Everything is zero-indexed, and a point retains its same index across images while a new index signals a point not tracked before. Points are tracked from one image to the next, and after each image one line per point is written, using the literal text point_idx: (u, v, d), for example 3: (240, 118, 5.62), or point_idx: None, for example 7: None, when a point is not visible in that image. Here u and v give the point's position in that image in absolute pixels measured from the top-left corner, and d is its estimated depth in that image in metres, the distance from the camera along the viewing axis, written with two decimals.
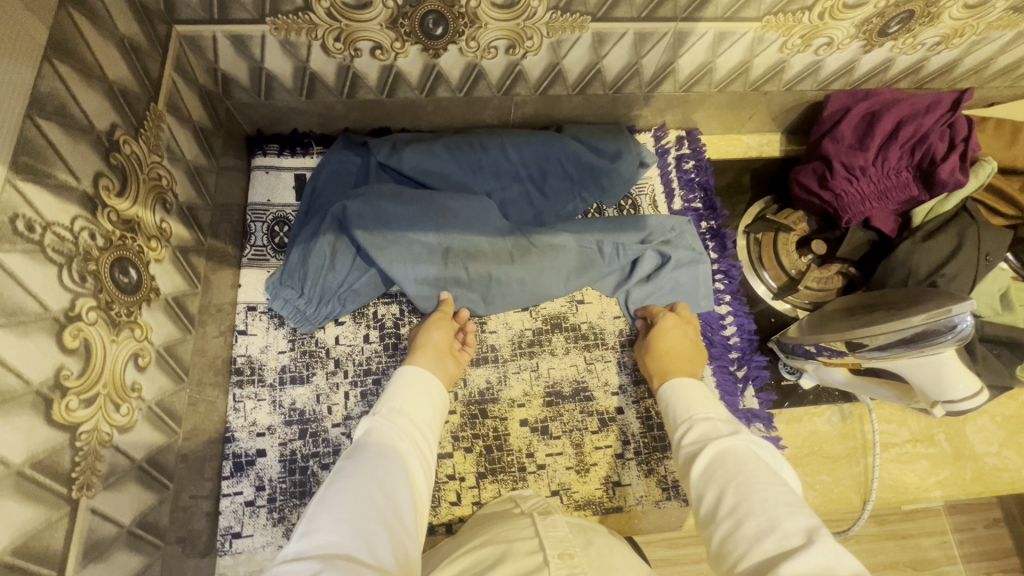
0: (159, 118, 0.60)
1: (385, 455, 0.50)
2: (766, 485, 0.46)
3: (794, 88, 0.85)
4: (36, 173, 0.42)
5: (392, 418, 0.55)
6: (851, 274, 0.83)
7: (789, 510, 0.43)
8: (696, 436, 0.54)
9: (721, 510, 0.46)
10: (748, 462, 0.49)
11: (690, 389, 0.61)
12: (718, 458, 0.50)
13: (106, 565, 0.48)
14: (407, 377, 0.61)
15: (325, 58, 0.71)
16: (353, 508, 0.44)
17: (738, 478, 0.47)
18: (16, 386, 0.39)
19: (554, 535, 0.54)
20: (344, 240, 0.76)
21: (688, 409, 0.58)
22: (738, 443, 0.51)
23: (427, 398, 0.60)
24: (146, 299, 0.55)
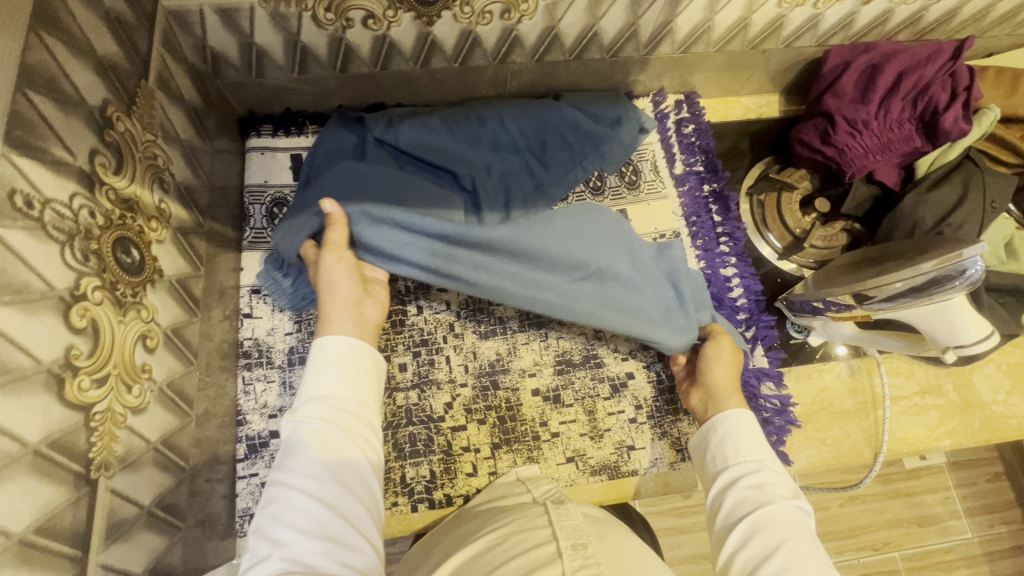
0: (150, 97, 0.58)
1: (314, 454, 0.51)
2: (813, 557, 0.51)
3: (792, 45, 0.84)
4: (31, 148, 0.41)
5: (316, 407, 0.54)
6: (856, 231, 0.83)
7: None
8: (751, 484, 0.57)
9: (765, 566, 0.51)
10: (798, 530, 0.53)
11: (750, 426, 0.62)
12: (770, 514, 0.54)
13: (129, 545, 0.48)
14: (328, 354, 0.58)
15: (316, 30, 0.69)
16: (293, 512, 0.48)
17: (792, 546, 0.51)
18: (27, 364, 0.38)
19: (567, 525, 0.54)
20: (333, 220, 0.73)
21: (747, 450, 0.60)
22: (792, 506, 0.55)
23: (354, 377, 0.58)
24: (150, 281, 0.54)
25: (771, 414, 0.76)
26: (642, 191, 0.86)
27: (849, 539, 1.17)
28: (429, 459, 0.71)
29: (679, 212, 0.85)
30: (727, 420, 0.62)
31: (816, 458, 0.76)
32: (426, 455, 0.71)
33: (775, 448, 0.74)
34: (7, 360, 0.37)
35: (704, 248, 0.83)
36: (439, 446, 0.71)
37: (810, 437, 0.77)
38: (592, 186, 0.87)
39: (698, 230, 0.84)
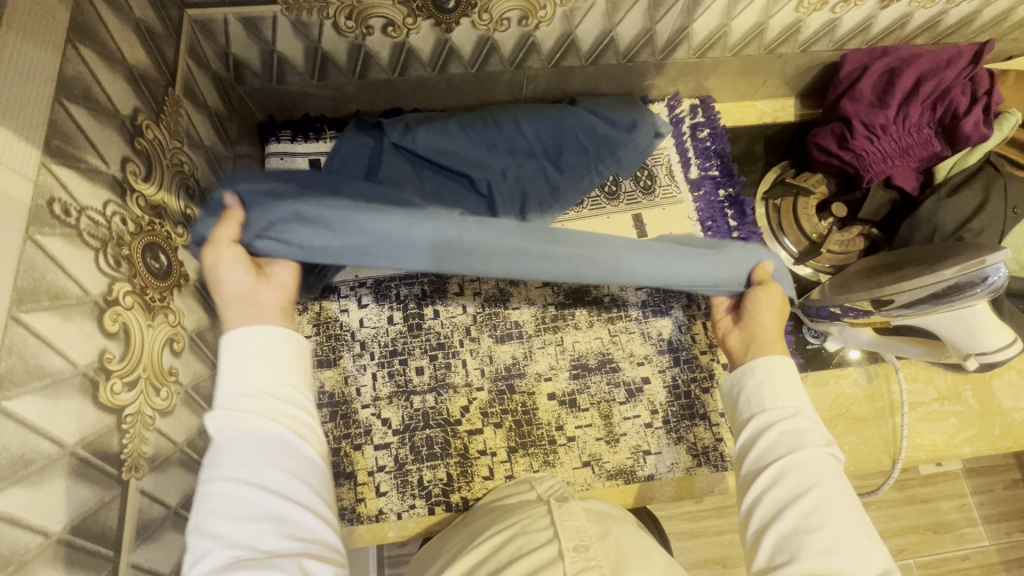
0: (177, 104, 0.59)
1: (253, 449, 0.45)
2: (846, 505, 0.48)
3: (809, 49, 0.84)
4: (67, 157, 0.42)
5: (242, 401, 0.47)
6: (873, 235, 0.83)
7: (863, 537, 0.46)
8: (784, 429, 0.53)
9: (793, 509, 0.48)
10: (830, 477, 0.50)
11: (788, 371, 0.57)
12: (803, 462, 0.50)
13: (157, 545, 0.49)
14: (250, 336, 0.50)
15: (337, 37, 0.70)
16: (234, 513, 0.42)
17: (821, 492, 0.48)
18: (64, 368, 0.39)
19: (569, 525, 0.54)
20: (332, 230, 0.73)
21: (785, 396, 0.55)
22: (826, 453, 0.52)
23: (279, 353, 0.51)
24: (177, 285, 0.55)
25: None
26: (657, 195, 0.87)
27: None
28: (446, 461, 0.71)
29: (695, 217, 0.85)
30: (766, 365, 0.57)
31: None
32: (443, 458, 0.71)
33: None
34: (47, 364, 0.38)
35: None
36: (455, 449, 0.72)
37: None
38: (607, 191, 0.87)
39: (713, 236, 0.84)
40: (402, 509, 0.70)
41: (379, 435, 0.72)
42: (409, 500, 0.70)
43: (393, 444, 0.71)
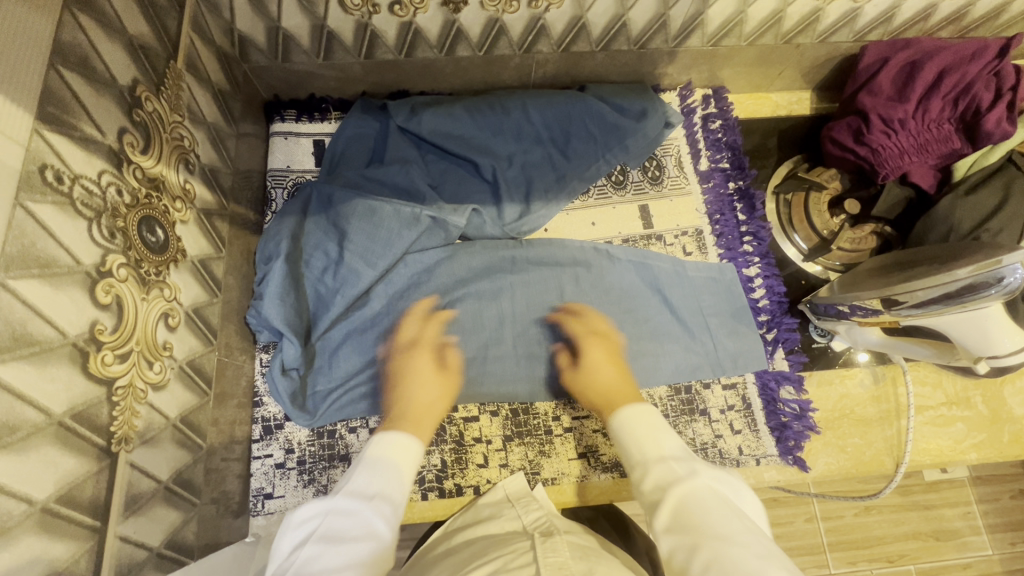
0: (178, 78, 0.59)
1: (363, 545, 0.46)
2: (731, 528, 0.45)
3: (828, 40, 0.81)
4: (62, 124, 0.41)
5: (378, 502, 0.50)
6: (887, 233, 0.80)
7: (759, 560, 0.42)
8: (656, 481, 0.52)
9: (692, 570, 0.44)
10: (710, 512, 0.47)
11: (644, 418, 0.57)
12: (687, 511, 0.48)
13: (146, 518, 0.49)
14: (391, 446, 0.55)
15: (343, 15, 0.69)
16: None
17: (707, 538, 0.45)
18: (53, 337, 0.39)
19: (552, 562, 0.48)
20: (320, 240, 0.73)
21: (639, 452, 0.55)
22: (703, 483, 0.50)
23: (400, 469, 0.54)
24: (174, 261, 0.55)
25: (790, 418, 0.75)
26: (665, 186, 0.85)
27: (862, 549, 1.15)
28: (441, 448, 0.71)
29: (702, 209, 0.84)
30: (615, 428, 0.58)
31: (833, 466, 0.74)
32: (437, 444, 0.71)
33: (792, 453, 0.73)
34: (35, 332, 0.37)
35: (727, 248, 0.82)
36: (451, 436, 0.72)
37: (829, 443, 0.75)
38: (614, 180, 0.85)
39: (721, 230, 0.83)
40: None
41: (374, 420, 0.71)
42: None
43: None
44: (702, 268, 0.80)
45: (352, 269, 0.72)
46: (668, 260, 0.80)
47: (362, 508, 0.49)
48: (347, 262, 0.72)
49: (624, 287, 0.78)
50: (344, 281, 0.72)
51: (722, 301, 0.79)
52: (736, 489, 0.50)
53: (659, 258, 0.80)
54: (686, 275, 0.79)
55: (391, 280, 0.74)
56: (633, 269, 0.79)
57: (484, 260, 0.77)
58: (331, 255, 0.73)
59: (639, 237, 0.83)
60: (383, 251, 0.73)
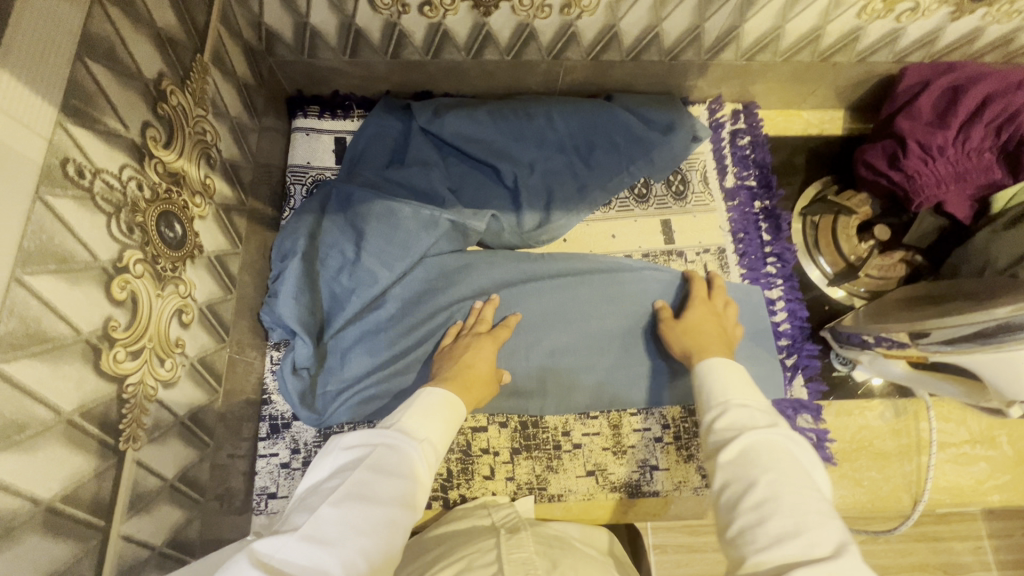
0: (204, 72, 0.58)
1: (404, 479, 0.45)
2: (791, 476, 0.41)
3: (866, 59, 0.79)
4: (86, 117, 0.41)
5: (423, 446, 0.49)
6: (917, 263, 0.78)
7: (818, 517, 0.38)
8: (729, 422, 0.47)
9: (743, 504, 0.40)
10: (781, 460, 0.42)
11: (731, 372, 0.53)
12: (751, 451, 0.43)
13: (149, 517, 0.48)
14: (432, 399, 0.54)
15: (372, 13, 0.68)
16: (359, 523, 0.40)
17: (765, 481, 0.41)
18: (66, 334, 0.38)
19: (517, 557, 0.48)
20: (337, 240, 0.72)
21: (721, 394, 0.50)
22: (778, 435, 0.44)
23: (444, 421, 0.53)
24: (191, 256, 0.54)
25: None
26: (689, 202, 0.83)
27: None
28: (448, 457, 0.70)
29: (727, 228, 0.82)
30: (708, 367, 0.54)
31: (848, 499, 0.73)
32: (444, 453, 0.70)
33: None
34: (48, 329, 0.37)
35: (750, 269, 0.80)
36: (458, 445, 0.71)
37: (846, 476, 0.73)
38: (637, 194, 0.84)
39: (745, 250, 0.81)
40: None
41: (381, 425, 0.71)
42: None
43: None
44: (727, 287, 0.78)
45: (369, 270, 0.71)
46: (690, 278, 0.78)
47: (409, 446, 0.48)
48: (364, 262, 0.71)
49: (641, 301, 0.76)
50: (360, 282, 0.71)
51: (745, 322, 0.76)
52: (812, 454, 0.45)
53: (680, 275, 0.77)
54: (710, 293, 0.77)
55: (407, 282, 0.73)
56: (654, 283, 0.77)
57: (504, 270, 0.76)
58: (348, 255, 0.72)
59: (660, 252, 0.81)
60: (401, 253, 0.72)
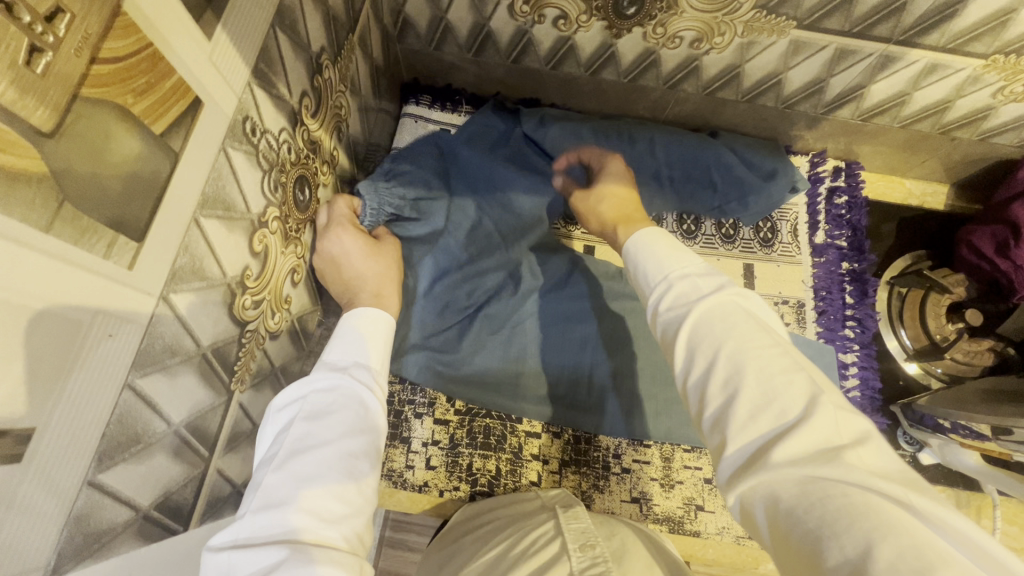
0: (351, 50, 0.61)
1: (347, 412, 0.43)
2: (765, 357, 0.37)
3: (988, 139, 0.77)
4: (266, 80, 0.44)
5: (354, 372, 0.46)
6: (1007, 354, 0.76)
7: (784, 379, 0.36)
8: (673, 301, 0.43)
9: (710, 381, 0.37)
10: (740, 328, 0.39)
11: (662, 244, 0.49)
12: (706, 322, 0.40)
13: (237, 457, 0.51)
14: (364, 320, 0.51)
15: (508, 18, 0.71)
16: (321, 469, 0.38)
17: (728, 352, 0.38)
18: (217, 275, 0.41)
19: (574, 527, 0.50)
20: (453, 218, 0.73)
21: (658, 269, 0.47)
22: (728, 295, 0.42)
23: (383, 341, 0.51)
24: (311, 220, 0.58)
25: None
26: (775, 250, 0.83)
27: None
28: (499, 455, 0.72)
29: (810, 283, 0.81)
30: (640, 244, 0.50)
31: None
32: (495, 451, 0.72)
33: None
34: (207, 269, 0.39)
35: (827, 328, 0.79)
36: (509, 447, 0.72)
37: None
38: (724, 233, 0.84)
39: (825, 308, 0.79)
40: (445, 488, 0.70)
41: (440, 411, 0.73)
42: (453, 481, 0.71)
43: (451, 422, 0.72)
44: (803, 344, 0.76)
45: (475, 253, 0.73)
46: None
47: (341, 380, 0.45)
48: (468, 245, 0.73)
49: None
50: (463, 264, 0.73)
51: None
52: (760, 304, 0.43)
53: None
54: None
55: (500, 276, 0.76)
56: None
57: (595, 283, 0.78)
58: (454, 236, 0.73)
59: None
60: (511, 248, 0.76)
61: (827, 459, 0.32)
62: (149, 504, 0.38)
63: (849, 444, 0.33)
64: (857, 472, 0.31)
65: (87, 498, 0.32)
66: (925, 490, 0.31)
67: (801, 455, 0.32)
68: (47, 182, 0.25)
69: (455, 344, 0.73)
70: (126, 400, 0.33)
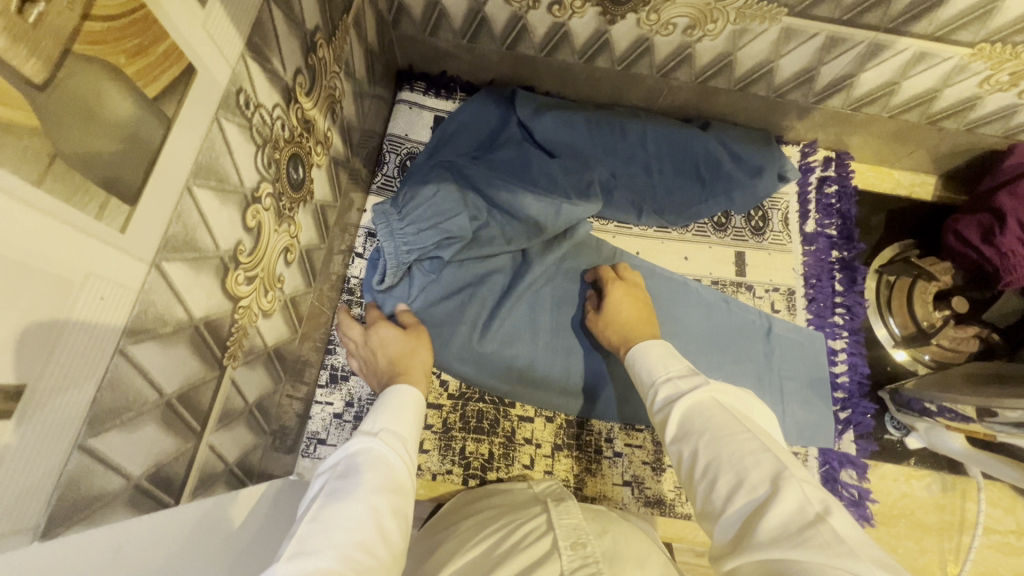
0: (346, 32, 0.61)
1: (380, 475, 0.45)
2: (740, 442, 0.43)
3: (974, 130, 0.78)
4: (260, 54, 0.44)
5: (387, 437, 0.50)
6: (992, 340, 0.77)
7: (753, 459, 0.41)
8: (664, 397, 0.51)
9: (696, 471, 0.44)
10: (715, 418, 0.46)
11: (655, 349, 0.57)
12: (688, 414, 0.47)
13: (229, 434, 0.51)
14: (399, 396, 0.56)
15: (502, 4, 0.71)
16: (350, 529, 0.40)
17: (705, 439, 0.44)
18: (209, 247, 0.41)
19: (567, 522, 0.51)
20: (443, 194, 0.72)
21: (652, 372, 0.55)
22: (706, 391, 0.49)
23: (414, 413, 0.55)
24: (304, 200, 0.57)
25: (846, 502, 0.72)
26: (767, 238, 0.84)
27: None
28: (491, 439, 0.72)
29: (800, 270, 0.82)
30: (640, 351, 0.58)
31: None
32: (488, 435, 0.72)
33: None
34: (199, 240, 0.39)
35: (817, 315, 0.80)
36: (502, 431, 0.72)
37: (882, 540, 0.72)
38: (716, 222, 0.85)
39: (815, 295, 0.81)
40: (438, 471, 0.71)
41: (434, 395, 0.73)
42: (447, 464, 0.71)
43: (445, 407, 0.72)
44: (792, 329, 0.78)
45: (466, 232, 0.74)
46: (754, 314, 0.79)
47: (376, 444, 0.48)
48: (459, 230, 0.73)
49: (702, 320, 0.79)
50: (456, 244, 0.73)
51: (801, 368, 0.77)
52: (740, 394, 0.49)
53: (745, 309, 0.79)
54: (773, 331, 0.78)
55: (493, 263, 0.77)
56: (717, 310, 0.79)
57: (589, 261, 0.80)
58: (450, 216, 0.73)
59: (729, 282, 0.82)
60: (500, 229, 0.76)
61: (799, 534, 0.35)
62: (141, 473, 0.38)
63: (821, 516, 0.36)
64: (833, 548, 0.34)
65: (78, 462, 0.32)
66: (898, 568, 0.33)
67: (780, 528, 0.36)
68: (38, 136, 0.25)
69: (452, 324, 0.73)
70: (118, 366, 0.33)
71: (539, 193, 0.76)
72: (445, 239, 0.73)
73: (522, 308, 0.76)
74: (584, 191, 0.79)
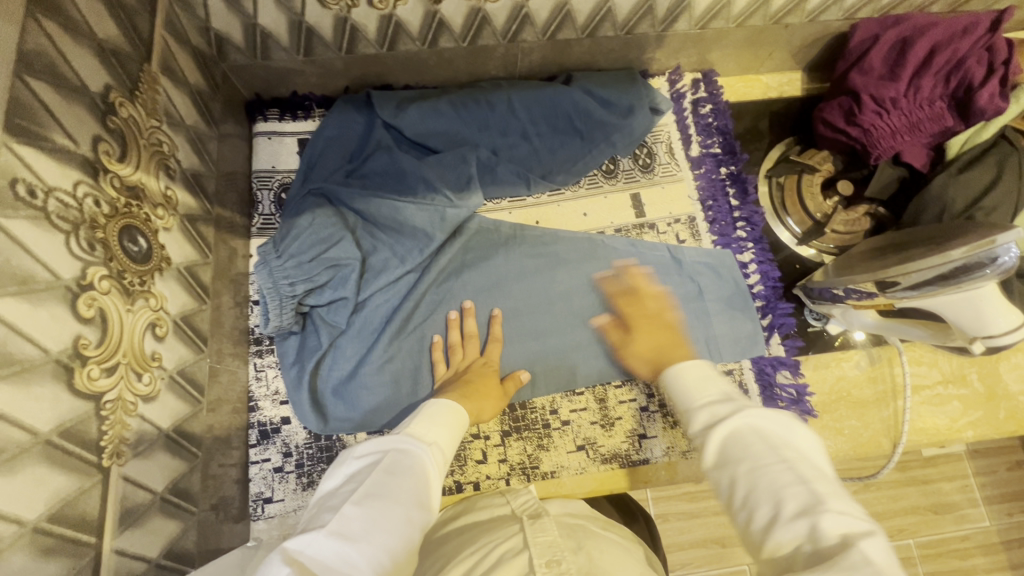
0: (154, 81, 0.57)
1: (416, 479, 0.47)
2: (781, 478, 0.39)
3: (817, 19, 0.80)
4: (32, 136, 0.40)
5: (434, 447, 0.51)
6: (880, 214, 0.79)
7: (795, 492, 0.38)
8: (701, 421, 0.47)
9: (734, 501, 0.41)
10: (757, 450, 0.42)
11: (694, 370, 0.51)
12: (727, 442, 0.44)
13: (142, 531, 0.49)
14: (441, 407, 0.56)
15: (321, 10, 0.67)
16: (380, 526, 0.42)
17: (744, 470, 0.41)
18: (35, 354, 0.38)
19: (542, 540, 0.49)
20: (320, 224, 0.71)
21: (696, 394, 0.49)
22: (742, 421, 0.44)
23: (454, 425, 0.56)
24: (158, 269, 0.54)
25: (787, 403, 0.75)
26: (657, 173, 0.84)
27: None
28: None
29: (695, 196, 0.83)
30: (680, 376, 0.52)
31: (831, 449, 0.75)
32: None
33: None
34: (15, 351, 0.37)
35: (721, 234, 0.81)
36: None
37: (827, 427, 0.75)
38: (605, 169, 0.84)
39: (714, 216, 0.82)
40: None
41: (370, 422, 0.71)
42: None
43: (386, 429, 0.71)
44: (701, 254, 0.80)
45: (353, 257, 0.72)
46: (661, 247, 0.80)
47: (419, 447, 0.50)
48: (344, 257, 0.72)
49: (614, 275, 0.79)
50: (347, 273, 0.72)
51: (717, 289, 0.79)
52: (785, 415, 0.44)
53: (652, 247, 0.80)
54: (681, 262, 0.80)
55: (396, 280, 0.75)
56: (627, 256, 0.80)
57: (487, 248, 0.79)
58: (331, 245, 0.71)
59: (632, 226, 0.82)
60: (389, 245, 0.75)
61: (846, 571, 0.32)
62: None
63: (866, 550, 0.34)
64: None
65: None
66: None
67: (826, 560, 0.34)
68: None
69: (368, 346, 0.73)
70: None
71: (419, 202, 0.76)
72: (336, 270, 0.72)
73: (434, 312, 0.75)
74: (463, 186, 0.78)
